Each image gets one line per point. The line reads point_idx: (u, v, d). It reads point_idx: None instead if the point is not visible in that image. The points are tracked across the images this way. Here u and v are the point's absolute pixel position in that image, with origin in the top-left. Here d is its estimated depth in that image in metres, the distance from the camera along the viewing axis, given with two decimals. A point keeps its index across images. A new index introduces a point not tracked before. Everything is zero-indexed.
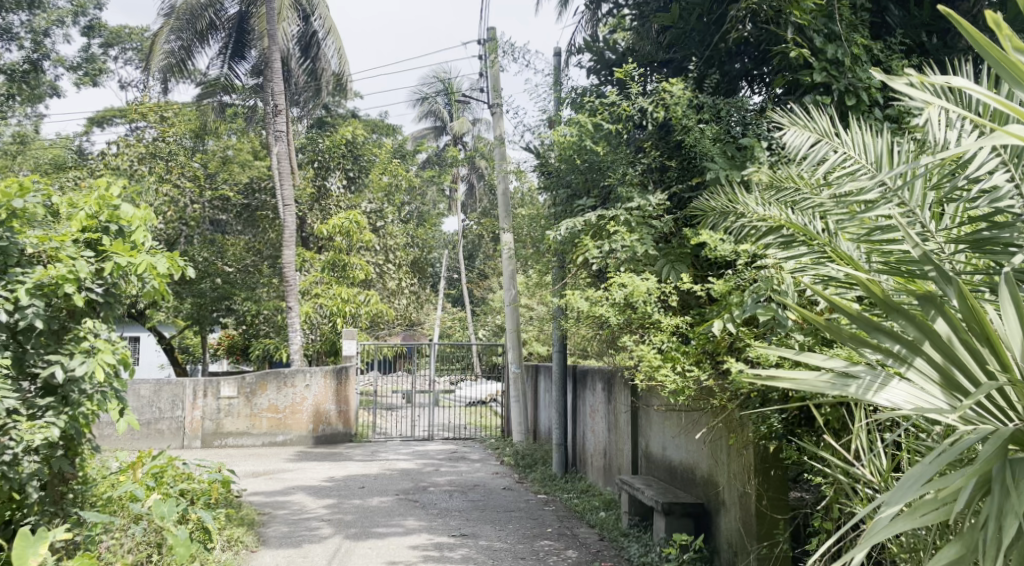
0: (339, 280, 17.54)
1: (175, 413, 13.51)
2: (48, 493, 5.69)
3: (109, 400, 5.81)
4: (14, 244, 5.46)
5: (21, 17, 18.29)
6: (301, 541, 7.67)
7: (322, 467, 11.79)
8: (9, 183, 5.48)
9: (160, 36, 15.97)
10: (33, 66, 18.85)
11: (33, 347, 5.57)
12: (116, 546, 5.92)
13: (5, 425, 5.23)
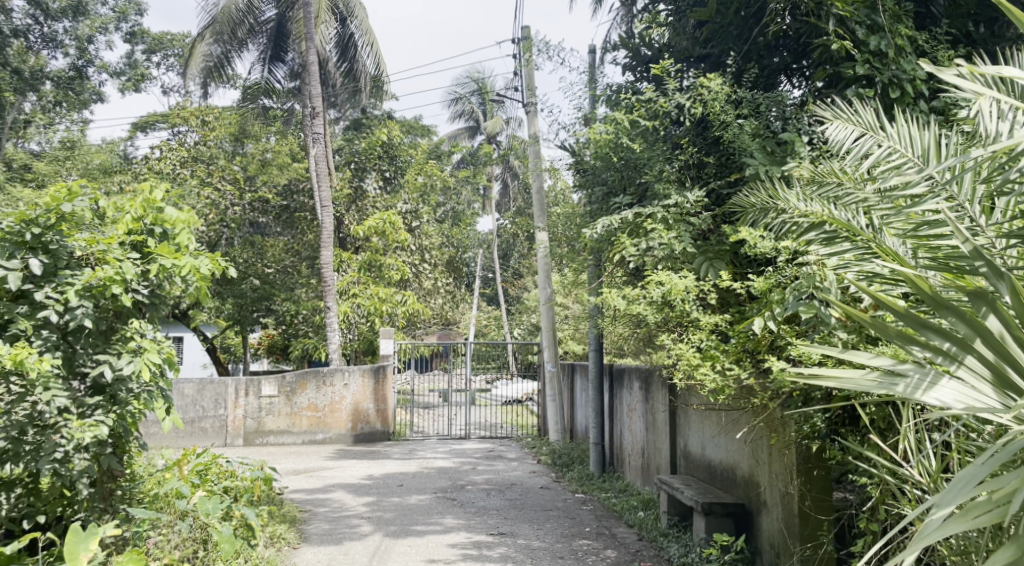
0: (376, 280, 17.70)
1: (218, 412, 13.78)
2: (98, 490, 5.73)
3: (156, 399, 5.93)
4: (64, 248, 5.66)
5: (66, 25, 18.79)
6: (342, 538, 7.75)
7: (361, 465, 11.90)
8: (58, 188, 5.69)
9: (201, 39, 16.29)
10: (78, 73, 19.31)
11: (83, 348, 5.70)
12: (163, 542, 6.08)
13: (56, 424, 5.36)
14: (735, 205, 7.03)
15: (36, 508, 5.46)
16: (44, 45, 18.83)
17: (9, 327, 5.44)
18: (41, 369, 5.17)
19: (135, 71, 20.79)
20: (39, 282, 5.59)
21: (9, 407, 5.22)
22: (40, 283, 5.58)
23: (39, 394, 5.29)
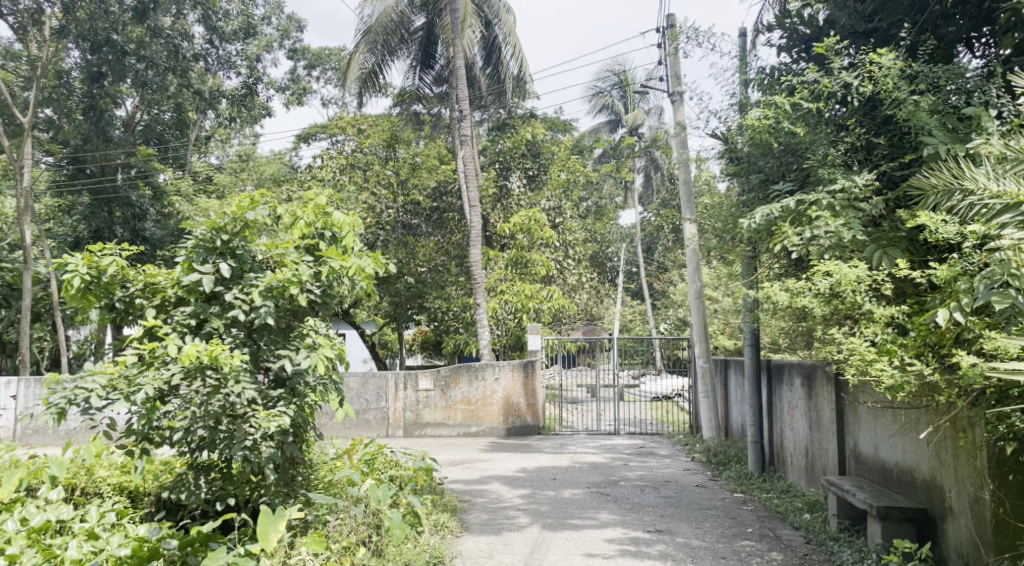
0: (522, 277, 17.77)
1: (380, 404, 14.26)
2: (281, 476, 6.62)
3: (331, 392, 6.72)
4: (247, 252, 6.60)
5: (237, 47, 19.99)
6: (501, 529, 7.82)
7: (514, 458, 12.00)
8: (243, 199, 6.67)
9: (359, 47, 16.72)
10: (249, 90, 20.37)
11: (267, 345, 6.59)
12: (341, 526, 6.41)
13: (247, 414, 6.30)
14: (913, 186, 6.54)
15: (226, 490, 6.47)
16: (219, 67, 20.03)
17: (204, 326, 6.44)
18: (232, 364, 6.13)
19: (298, 86, 21.92)
20: (229, 284, 6.59)
21: (204, 400, 6.27)
22: (229, 285, 6.58)
23: (228, 388, 6.27)
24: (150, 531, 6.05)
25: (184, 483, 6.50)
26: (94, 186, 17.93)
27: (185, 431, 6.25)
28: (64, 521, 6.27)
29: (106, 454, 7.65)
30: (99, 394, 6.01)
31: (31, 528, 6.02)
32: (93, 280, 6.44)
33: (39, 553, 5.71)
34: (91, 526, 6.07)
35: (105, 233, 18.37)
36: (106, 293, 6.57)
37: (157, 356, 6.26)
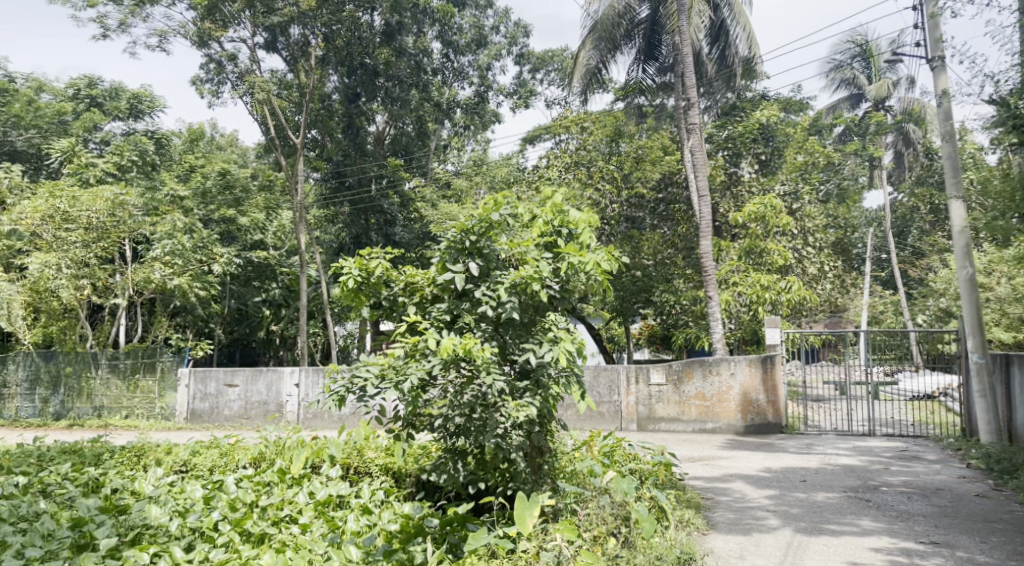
0: (757, 267, 17.09)
1: (613, 397, 14.43)
2: (529, 464, 6.91)
3: (573, 385, 6.94)
4: (492, 250, 6.99)
5: (469, 58, 20.94)
6: (751, 530, 7.60)
7: (757, 457, 11.59)
8: (487, 201, 7.07)
9: (585, 45, 16.92)
10: (481, 98, 21.29)
11: (512, 338, 6.93)
12: (590, 516, 6.57)
13: (497, 404, 6.72)
14: None
15: (476, 476, 7.03)
16: (454, 78, 20.98)
17: (458, 320, 6.96)
18: (484, 356, 6.56)
19: (525, 90, 22.61)
20: (478, 281, 7.00)
21: (460, 390, 6.80)
22: (478, 282, 6.99)
23: (481, 378, 6.73)
24: (413, 508, 6.96)
25: (444, 465, 7.03)
26: (354, 197, 19.53)
27: (444, 418, 6.79)
28: (343, 496, 7.39)
29: (373, 437, 8.56)
30: (372, 382, 6.78)
31: (318, 500, 7.16)
32: (363, 281, 7.33)
33: (325, 523, 6.84)
34: (364, 502, 7.20)
35: (363, 239, 19.76)
36: (374, 293, 7.41)
37: (419, 348, 6.83)
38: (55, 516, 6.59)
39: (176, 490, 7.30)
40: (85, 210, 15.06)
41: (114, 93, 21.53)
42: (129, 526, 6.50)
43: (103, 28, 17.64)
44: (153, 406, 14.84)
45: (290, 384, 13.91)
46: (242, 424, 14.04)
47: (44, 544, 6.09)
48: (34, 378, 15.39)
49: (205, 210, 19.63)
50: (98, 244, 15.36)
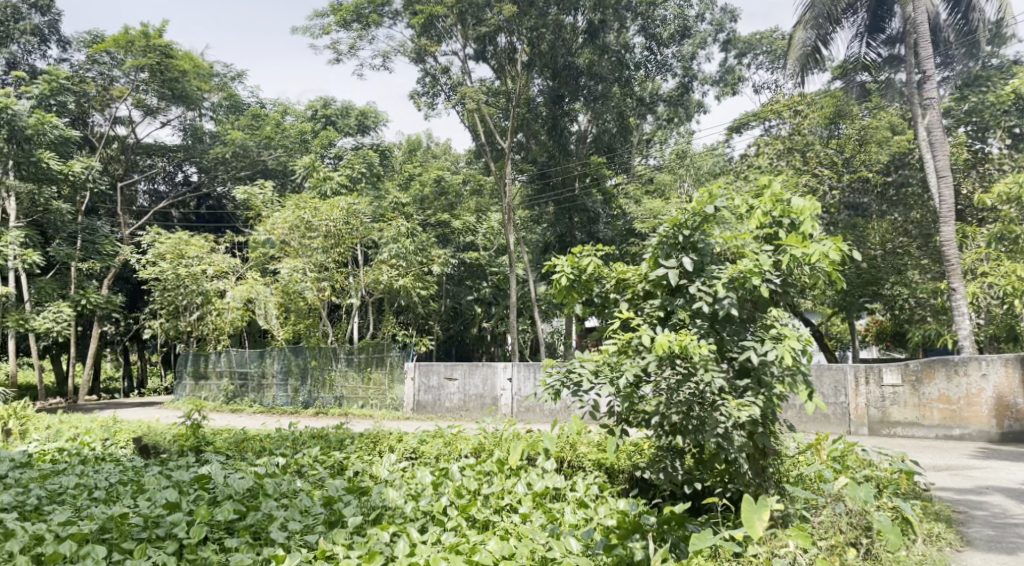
0: (1011, 255, 14.52)
1: (839, 399, 13.03)
2: (752, 467, 6.79)
3: (800, 384, 6.68)
4: (707, 244, 6.91)
5: (673, 50, 20.31)
6: (1017, 550, 6.72)
7: (1018, 468, 10.26)
8: (701, 193, 7.01)
9: (800, 27, 15.48)
10: (684, 89, 20.89)
11: (729, 334, 6.82)
12: (827, 523, 6.24)
13: (717, 403, 6.61)
14: None
15: (693, 475, 6.98)
16: (657, 72, 21.03)
17: (672, 316, 6.92)
18: (701, 352, 6.50)
19: (731, 77, 21.92)
20: (692, 276, 6.93)
21: (676, 388, 6.74)
22: (693, 277, 6.91)
23: (698, 375, 6.65)
24: (629, 505, 7.00)
25: (662, 462, 7.04)
26: (559, 198, 19.99)
27: (661, 416, 6.82)
28: (559, 489, 7.52)
29: (585, 432, 8.56)
30: (588, 378, 6.93)
31: (536, 492, 7.34)
32: (575, 278, 7.47)
33: (544, 514, 7.00)
34: (580, 496, 7.32)
35: (568, 238, 20.09)
36: (586, 291, 7.53)
37: (633, 344, 6.87)
38: (308, 494, 7.21)
39: (408, 476, 7.74)
40: (324, 220, 16.48)
41: (345, 111, 23.13)
42: (371, 506, 6.97)
43: (335, 53, 19.12)
44: (384, 398, 15.71)
45: (504, 378, 14.32)
46: (463, 415, 14.64)
47: (301, 519, 6.68)
48: (287, 369, 17.14)
49: (424, 215, 20.92)
50: (335, 250, 16.79)
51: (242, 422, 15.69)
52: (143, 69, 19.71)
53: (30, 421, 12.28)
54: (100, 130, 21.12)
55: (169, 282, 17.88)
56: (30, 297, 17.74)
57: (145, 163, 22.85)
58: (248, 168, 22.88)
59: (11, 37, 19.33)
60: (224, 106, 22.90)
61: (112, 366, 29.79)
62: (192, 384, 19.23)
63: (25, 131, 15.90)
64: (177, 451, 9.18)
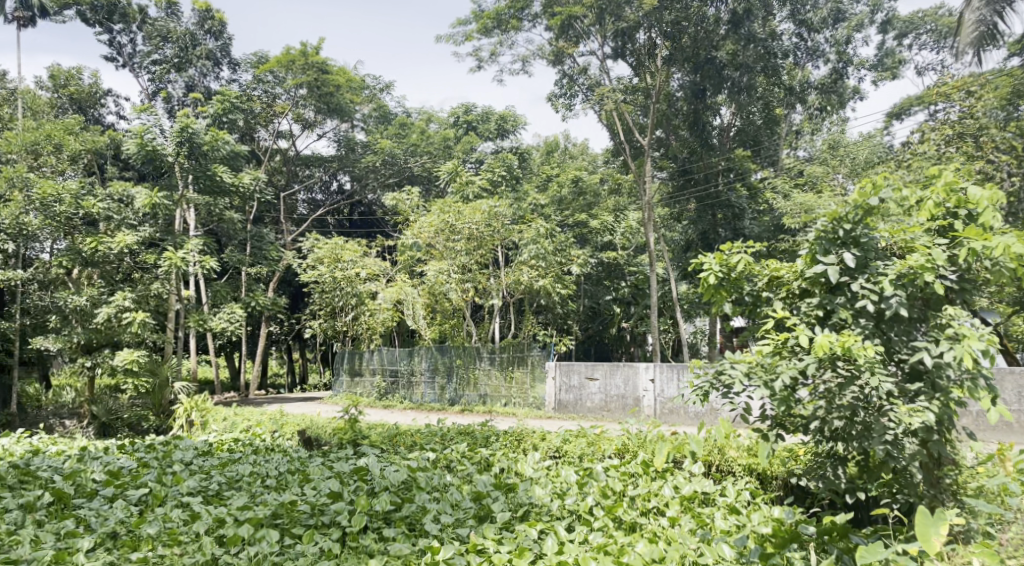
0: None
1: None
2: (925, 476, 6.45)
3: (981, 389, 6.24)
4: (871, 239, 6.63)
5: (827, 34, 20.14)
6: None
7: None
8: (863, 184, 6.75)
9: (971, 6, 14.15)
10: (838, 75, 20.53)
11: (897, 335, 6.50)
12: None
13: (884, 407, 6.36)
14: None
15: (855, 484, 6.68)
16: (808, 58, 20.60)
17: (832, 316, 6.65)
18: (867, 355, 6.25)
19: (891, 60, 20.80)
20: (854, 273, 6.64)
21: (837, 391, 6.54)
22: (855, 274, 6.63)
23: (864, 378, 6.40)
24: (785, 513, 6.70)
25: (820, 470, 6.78)
26: (701, 194, 19.58)
27: (822, 421, 6.60)
28: (708, 493, 7.27)
29: (734, 436, 8.31)
30: (740, 381, 6.65)
31: (683, 496, 7.11)
32: (724, 276, 7.24)
33: (693, 518, 6.81)
34: (732, 501, 7.04)
35: (710, 235, 19.61)
36: (736, 289, 7.28)
37: (789, 345, 6.72)
38: (458, 488, 7.36)
39: (552, 474, 7.74)
40: (467, 222, 16.87)
41: (485, 116, 23.88)
42: (518, 503, 7.05)
43: (478, 60, 19.53)
44: (526, 397, 15.84)
45: (646, 379, 14.09)
46: (604, 416, 14.57)
47: (452, 512, 6.84)
48: (434, 367, 17.69)
49: (562, 216, 21.11)
50: (478, 252, 17.12)
51: (395, 417, 16.37)
52: (302, 86, 20.77)
53: (210, 414, 13.45)
54: (265, 144, 22.44)
55: (327, 284, 18.85)
56: (206, 300, 18.98)
57: (304, 173, 23.97)
58: (395, 174, 23.59)
59: (189, 61, 20.90)
60: (375, 116, 23.69)
61: (277, 362, 31.66)
62: (347, 380, 20.17)
63: (201, 147, 17.10)
64: (338, 443, 9.69)
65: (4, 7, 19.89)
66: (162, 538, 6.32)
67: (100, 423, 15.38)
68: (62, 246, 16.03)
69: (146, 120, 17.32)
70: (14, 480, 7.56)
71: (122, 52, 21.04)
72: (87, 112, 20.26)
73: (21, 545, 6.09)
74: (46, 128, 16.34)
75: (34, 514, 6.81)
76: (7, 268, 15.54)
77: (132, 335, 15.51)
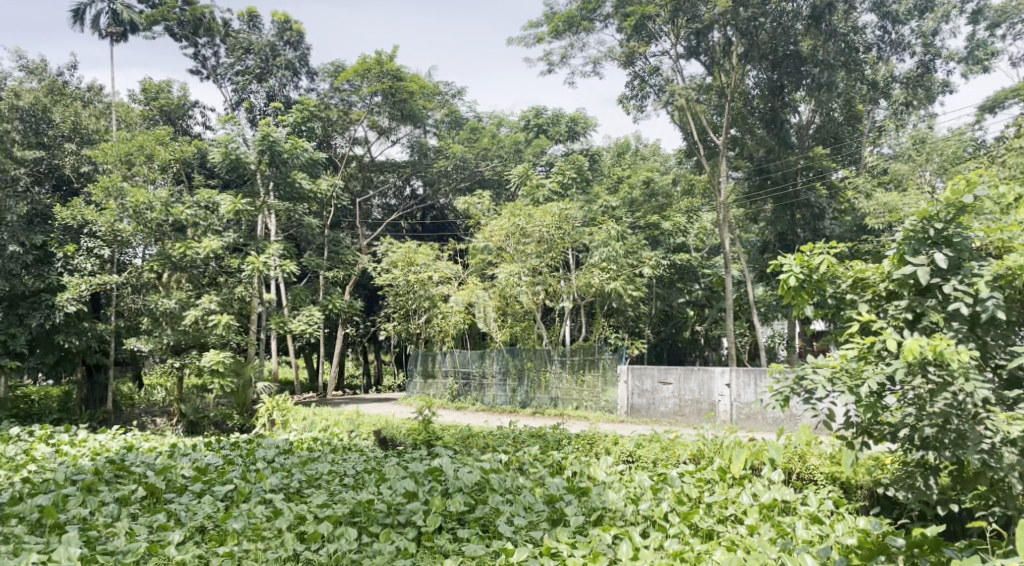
0: None
1: None
2: None
3: None
4: (965, 238, 6.38)
5: (912, 26, 19.59)
6: None
7: None
8: (956, 181, 6.44)
9: None
10: (926, 68, 19.93)
11: (993, 339, 6.28)
12: None
13: (980, 415, 6.15)
14: None
15: (948, 495, 6.50)
16: (892, 51, 19.99)
17: (923, 319, 6.41)
18: (960, 360, 5.97)
19: (982, 52, 19.99)
20: (946, 274, 6.42)
21: (930, 398, 6.27)
22: (947, 275, 6.41)
23: (958, 385, 6.11)
24: (871, 524, 6.45)
25: (909, 480, 6.59)
26: (779, 193, 19.21)
27: (911, 429, 6.38)
28: (788, 502, 7.01)
29: (815, 442, 8.05)
30: (824, 386, 6.47)
31: (762, 504, 6.89)
32: (805, 278, 7.02)
33: (773, 527, 6.59)
34: (814, 510, 6.79)
35: (789, 236, 19.34)
36: (818, 291, 7.06)
37: (875, 350, 6.49)
38: (531, 491, 7.31)
39: (626, 479, 7.62)
40: (537, 225, 16.73)
41: (556, 119, 23.67)
42: (592, 507, 6.95)
43: (549, 63, 19.48)
44: (598, 400, 15.74)
45: (722, 384, 13.79)
46: (678, 421, 14.31)
47: (526, 515, 6.79)
48: (505, 369, 17.72)
49: (633, 217, 20.60)
50: (549, 255, 16.97)
51: (468, 419, 16.47)
52: (377, 93, 21.08)
53: (291, 413, 13.75)
54: (342, 151, 22.85)
55: (401, 287, 19.07)
56: (286, 303, 19.42)
57: (379, 179, 24.25)
58: (467, 179, 23.73)
59: (269, 71, 21.41)
60: (447, 122, 23.92)
61: (354, 364, 32.15)
62: (421, 382, 20.34)
63: (281, 154, 17.48)
64: (412, 444, 9.77)
65: (97, 24, 20.73)
66: (246, 533, 6.42)
67: (188, 422, 15.92)
68: (153, 252, 16.63)
69: (230, 130, 17.81)
70: (107, 474, 7.80)
71: (206, 65, 21.69)
72: (175, 123, 20.96)
73: (116, 537, 6.27)
74: (137, 139, 16.95)
75: (128, 507, 7.00)
76: (103, 273, 16.19)
77: (217, 336, 15.96)
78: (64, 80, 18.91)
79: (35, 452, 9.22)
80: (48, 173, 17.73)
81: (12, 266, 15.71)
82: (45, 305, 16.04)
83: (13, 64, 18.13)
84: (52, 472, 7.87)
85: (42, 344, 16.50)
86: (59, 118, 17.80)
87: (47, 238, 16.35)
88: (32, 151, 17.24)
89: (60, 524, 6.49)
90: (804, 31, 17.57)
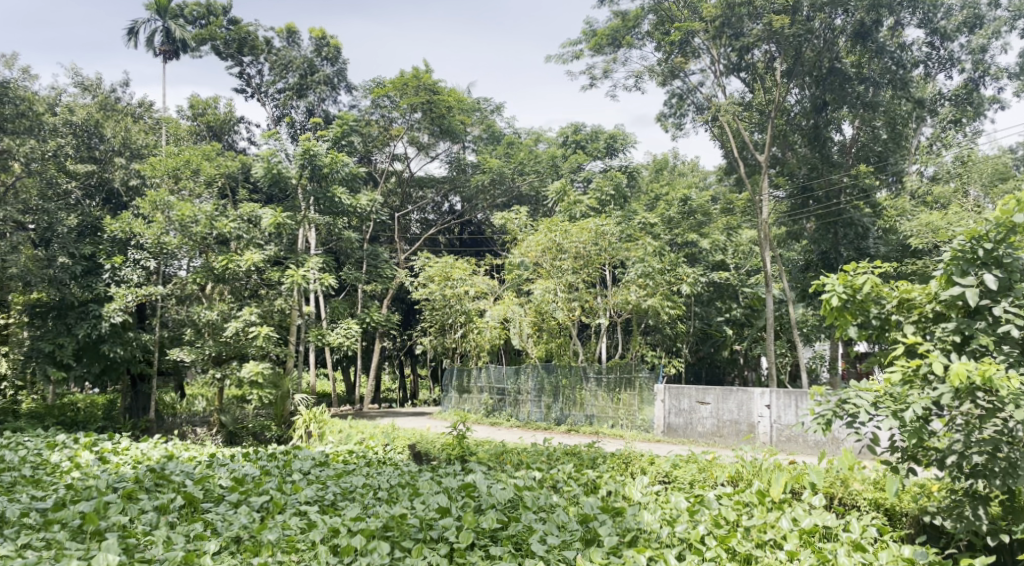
0: None
1: None
2: None
3: None
4: (1017, 261, 6.25)
5: (962, 42, 19.30)
6: None
7: None
8: (1007, 201, 6.33)
9: None
10: (974, 86, 19.76)
11: None
12: None
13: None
14: None
15: (998, 525, 6.37)
16: (940, 67, 19.68)
17: (971, 342, 6.27)
18: (1009, 386, 5.84)
19: None
20: (996, 296, 6.28)
21: (978, 425, 6.15)
22: (997, 297, 6.27)
23: (1008, 412, 6.00)
24: (916, 554, 6.31)
25: (957, 510, 6.51)
26: (823, 211, 18.75)
27: (959, 455, 6.19)
28: (829, 528, 6.81)
29: (858, 467, 7.81)
30: (867, 411, 6.31)
31: (804, 528, 6.69)
32: (849, 298, 6.86)
33: (814, 553, 6.43)
34: (856, 537, 6.57)
35: (833, 254, 18.97)
36: (862, 312, 6.90)
37: (921, 374, 6.28)
38: (565, 509, 7.22)
39: (662, 500, 7.46)
40: (574, 241, 16.65)
41: (595, 135, 23.59)
42: (626, 528, 6.80)
43: (590, 78, 19.49)
44: (634, 419, 15.56)
45: (761, 405, 13.55)
46: (715, 442, 14.11)
47: (559, 533, 6.68)
48: (541, 386, 17.61)
49: (672, 234, 20.45)
50: (585, 270, 16.92)
51: (500, 435, 16.42)
52: (416, 109, 21.26)
53: (327, 425, 13.82)
54: (382, 167, 23.06)
55: (438, 302, 19.12)
56: (326, 315, 19.85)
57: (418, 194, 24.42)
58: (504, 195, 23.80)
59: (310, 88, 21.63)
60: (485, 138, 23.84)
61: (390, 380, 32.23)
62: (456, 396, 20.34)
63: (322, 169, 17.63)
64: (446, 459, 9.76)
65: (151, 43, 21.24)
66: (281, 544, 6.41)
67: (228, 432, 16.10)
68: (198, 264, 16.87)
69: (273, 145, 18.06)
70: (147, 483, 7.85)
71: (251, 83, 22.03)
72: (220, 138, 21.35)
73: (156, 546, 6.31)
74: (185, 154, 17.33)
75: (167, 516, 7.05)
76: (149, 285, 16.45)
77: (257, 348, 15.99)
78: (116, 96, 19.33)
79: (79, 459, 9.38)
80: (97, 186, 18.02)
81: (62, 275, 16.03)
82: (92, 315, 16.36)
83: (69, 80, 18.53)
84: (96, 479, 7.96)
85: (88, 352, 16.86)
86: (110, 133, 17.92)
87: (97, 250, 16.69)
88: (83, 164, 17.57)
89: (100, 532, 6.54)
90: (849, 47, 17.44)
